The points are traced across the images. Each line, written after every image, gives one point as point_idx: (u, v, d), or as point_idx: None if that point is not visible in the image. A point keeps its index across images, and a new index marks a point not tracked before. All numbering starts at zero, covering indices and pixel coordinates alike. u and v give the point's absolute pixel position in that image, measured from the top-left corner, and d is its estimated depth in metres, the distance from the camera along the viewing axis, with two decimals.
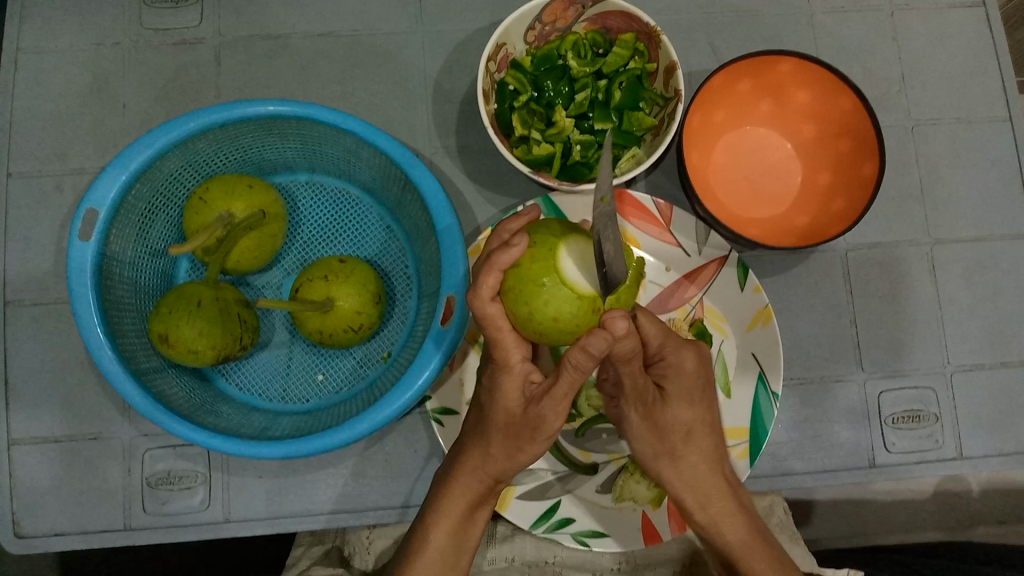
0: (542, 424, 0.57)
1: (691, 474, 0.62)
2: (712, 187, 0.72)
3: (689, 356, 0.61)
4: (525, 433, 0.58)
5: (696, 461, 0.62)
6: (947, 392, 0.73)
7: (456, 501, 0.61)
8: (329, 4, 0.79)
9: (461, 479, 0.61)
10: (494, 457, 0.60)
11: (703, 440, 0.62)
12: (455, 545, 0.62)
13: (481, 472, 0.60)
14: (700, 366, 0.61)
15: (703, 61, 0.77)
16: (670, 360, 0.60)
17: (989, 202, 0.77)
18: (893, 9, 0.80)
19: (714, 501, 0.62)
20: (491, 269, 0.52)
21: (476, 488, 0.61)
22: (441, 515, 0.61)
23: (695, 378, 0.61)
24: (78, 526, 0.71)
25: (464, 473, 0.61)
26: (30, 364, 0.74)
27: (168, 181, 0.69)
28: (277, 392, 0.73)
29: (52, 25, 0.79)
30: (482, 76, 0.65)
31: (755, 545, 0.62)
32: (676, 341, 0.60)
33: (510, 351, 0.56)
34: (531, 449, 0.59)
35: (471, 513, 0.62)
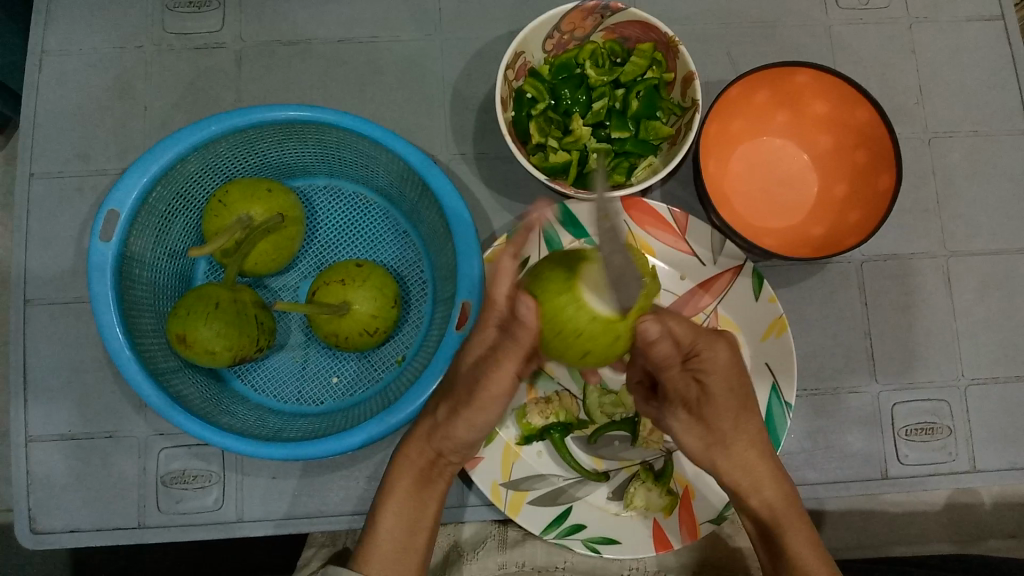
0: (478, 389, 0.61)
1: (740, 457, 0.62)
2: (727, 197, 0.72)
3: (723, 351, 0.60)
4: (464, 397, 0.62)
5: (745, 445, 0.62)
6: (961, 405, 0.73)
7: (403, 474, 0.64)
8: (349, 11, 0.80)
9: (410, 450, 0.64)
10: (438, 422, 0.63)
11: (750, 425, 0.62)
12: (407, 527, 0.63)
13: (425, 441, 0.64)
14: (735, 358, 0.60)
15: (720, 71, 0.78)
16: (705, 355, 0.59)
17: (1006, 215, 0.77)
18: (910, 21, 0.80)
19: (767, 484, 0.62)
20: (522, 237, 0.62)
21: (421, 459, 0.64)
22: (390, 491, 0.64)
23: (730, 370, 0.60)
24: (94, 523, 0.72)
25: (411, 443, 0.65)
26: (48, 361, 0.75)
27: (188, 183, 0.70)
28: (292, 393, 0.74)
29: (77, 30, 0.80)
30: (500, 84, 0.66)
31: (797, 518, 0.61)
32: (710, 335, 0.60)
33: (492, 317, 0.61)
34: (469, 413, 0.62)
35: (423, 490, 0.64)
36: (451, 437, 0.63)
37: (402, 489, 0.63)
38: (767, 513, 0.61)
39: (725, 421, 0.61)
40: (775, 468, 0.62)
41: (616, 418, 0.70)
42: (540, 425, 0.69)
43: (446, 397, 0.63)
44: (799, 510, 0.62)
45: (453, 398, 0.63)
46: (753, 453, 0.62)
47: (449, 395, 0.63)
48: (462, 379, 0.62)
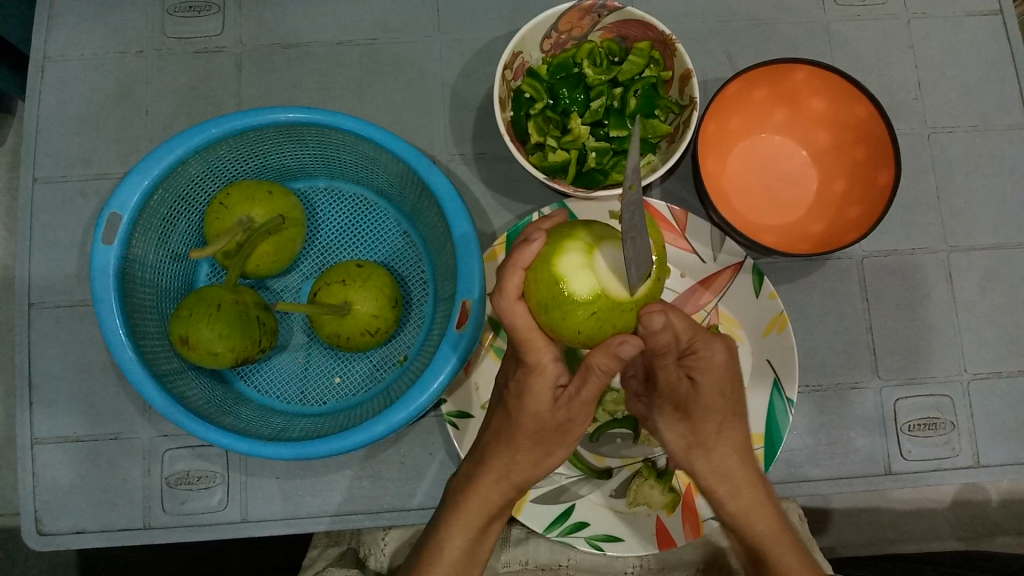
0: (569, 427, 0.63)
1: (724, 462, 0.63)
2: (727, 194, 0.72)
3: (719, 349, 0.60)
4: (555, 437, 0.63)
5: (728, 450, 0.63)
6: (964, 400, 0.73)
7: (473, 512, 0.63)
8: (348, 14, 0.80)
9: (482, 492, 0.63)
10: (521, 464, 0.63)
11: (735, 429, 0.63)
12: (467, 558, 0.64)
13: (505, 483, 0.63)
14: (730, 359, 0.61)
15: (719, 69, 0.78)
16: (702, 354, 0.59)
17: (1006, 210, 0.76)
18: (908, 17, 0.80)
19: (744, 491, 0.63)
20: (514, 268, 0.53)
21: (497, 498, 0.64)
22: (456, 528, 0.63)
23: (725, 370, 0.60)
24: (99, 525, 0.72)
25: (482, 485, 0.63)
26: (53, 364, 0.75)
27: (190, 186, 0.71)
28: (295, 394, 0.74)
29: (81, 35, 0.81)
30: (499, 84, 0.66)
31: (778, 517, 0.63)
32: (706, 333, 0.60)
33: (540, 352, 0.58)
34: (558, 453, 0.64)
35: (486, 526, 0.64)
36: (528, 478, 0.64)
37: (467, 527, 0.63)
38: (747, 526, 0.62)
39: (711, 425, 0.63)
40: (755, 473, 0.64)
41: (618, 416, 0.70)
42: None
43: (521, 445, 0.62)
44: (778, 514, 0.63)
45: (534, 438, 0.62)
46: (734, 458, 0.63)
47: (530, 441, 0.62)
48: (540, 423, 0.61)
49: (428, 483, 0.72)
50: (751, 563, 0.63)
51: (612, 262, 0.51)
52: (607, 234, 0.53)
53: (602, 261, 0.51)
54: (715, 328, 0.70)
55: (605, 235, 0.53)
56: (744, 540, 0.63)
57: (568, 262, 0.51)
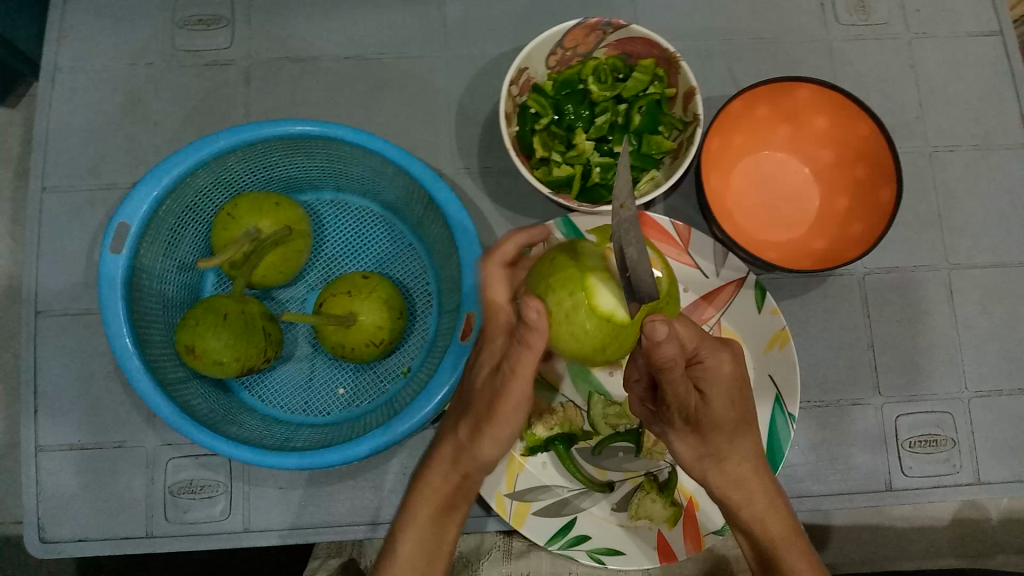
0: (498, 401, 0.60)
1: (735, 472, 0.62)
2: (729, 210, 0.73)
3: (727, 359, 0.59)
4: (484, 411, 0.61)
5: (740, 460, 0.62)
6: (965, 418, 0.73)
7: (426, 502, 0.64)
8: (356, 28, 0.81)
9: (431, 478, 0.64)
10: (461, 441, 0.64)
11: (746, 439, 0.62)
12: (425, 552, 0.63)
13: (451, 466, 0.64)
14: (738, 368, 0.59)
15: (722, 87, 0.79)
16: (709, 364, 0.58)
17: (1006, 228, 0.77)
18: (909, 37, 0.81)
19: (757, 497, 0.62)
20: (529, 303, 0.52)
21: (449, 485, 0.64)
22: (410, 520, 0.64)
23: (732, 379, 0.59)
24: (102, 533, 0.73)
25: (432, 470, 0.65)
26: (58, 372, 0.76)
27: (197, 197, 0.71)
28: (299, 404, 0.74)
29: (92, 47, 0.82)
30: (504, 101, 0.68)
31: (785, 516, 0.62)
32: (713, 342, 0.58)
33: (497, 316, 0.62)
34: (493, 430, 0.61)
35: (443, 518, 0.64)
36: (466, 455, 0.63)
37: (421, 514, 0.64)
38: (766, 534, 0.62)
39: (722, 437, 0.61)
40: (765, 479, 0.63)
41: (620, 429, 0.70)
42: (544, 436, 0.69)
43: (464, 415, 0.64)
44: (790, 517, 0.63)
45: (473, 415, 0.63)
46: (744, 470, 0.62)
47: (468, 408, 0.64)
48: (472, 389, 0.64)
49: None
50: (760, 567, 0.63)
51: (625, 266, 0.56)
52: (600, 256, 0.55)
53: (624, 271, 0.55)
54: None
55: (606, 260, 0.54)
56: (756, 544, 0.63)
57: (615, 299, 0.52)
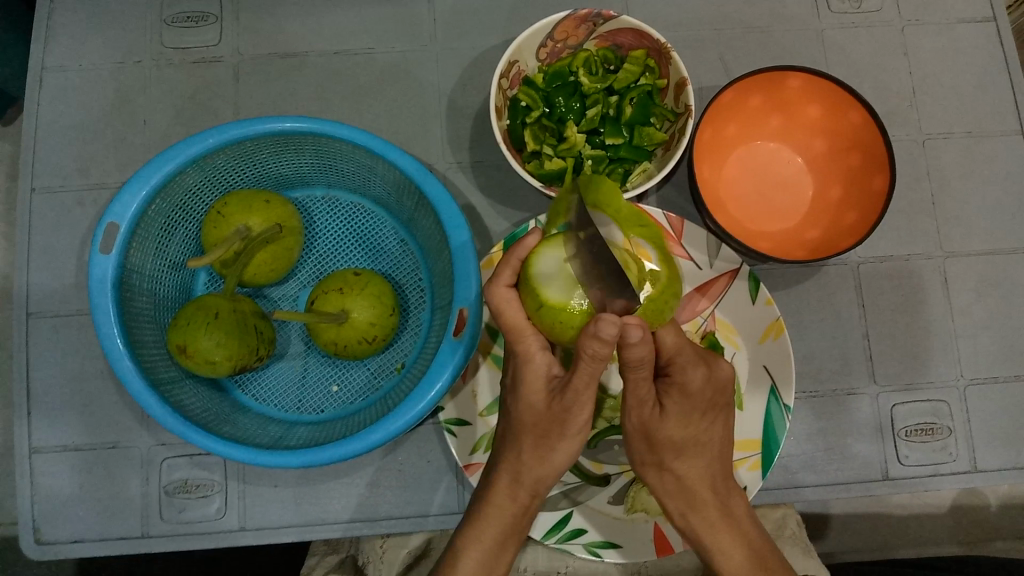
0: (568, 418, 0.59)
1: (678, 485, 0.63)
2: (723, 201, 0.72)
3: (698, 374, 0.60)
4: (554, 430, 0.60)
5: (686, 474, 0.62)
6: (960, 406, 0.73)
7: (490, 519, 0.62)
8: (345, 22, 0.81)
9: (497, 497, 0.62)
10: (529, 460, 0.61)
11: (697, 459, 0.62)
12: (486, 568, 0.62)
13: (516, 483, 0.62)
14: (709, 386, 0.60)
15: (714, 77, 0.78)
16: (676, 376, 0.60)
17: (1000, 215, 0.77)
18: (902, 24, 0.80)
19: (698, 510, 0.62)
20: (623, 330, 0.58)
21: (514, 502, 0.62)
22: (472, 541, 0.62)
23: (699, 398, 0.60)
24: (98, 533, 0.72)
25: (499, 489, 0.62)
26: (51, 374, 0.75)
27: (187, 196, 0.71)
28: (293, 403, 0.74)
29: (77, 44, 0.81)
30: (495, 92, 0.67)
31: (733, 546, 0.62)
32: (687, 357, 0.60)
33: (531, 340, 0.58)
34: (563, 445, 0.61)
35: (505, 540, 0.62)
36: (540, 477, 0.62)
37: (484, 539, 0.62)
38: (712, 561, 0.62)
39: (671, 449, 0.62)
40: (715, 496, 0.63)
41: (614, 421, 0.70)
42: None
43: (523, 442, 0.61)
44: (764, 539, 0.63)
45: (535, 432, 0.60)
46: (696, 482, 0.63)
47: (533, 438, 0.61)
48: (536, 414, 0.60)
49: (426, 490, 0.72)
50: None
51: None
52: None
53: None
54: (711, 334, 0.71)
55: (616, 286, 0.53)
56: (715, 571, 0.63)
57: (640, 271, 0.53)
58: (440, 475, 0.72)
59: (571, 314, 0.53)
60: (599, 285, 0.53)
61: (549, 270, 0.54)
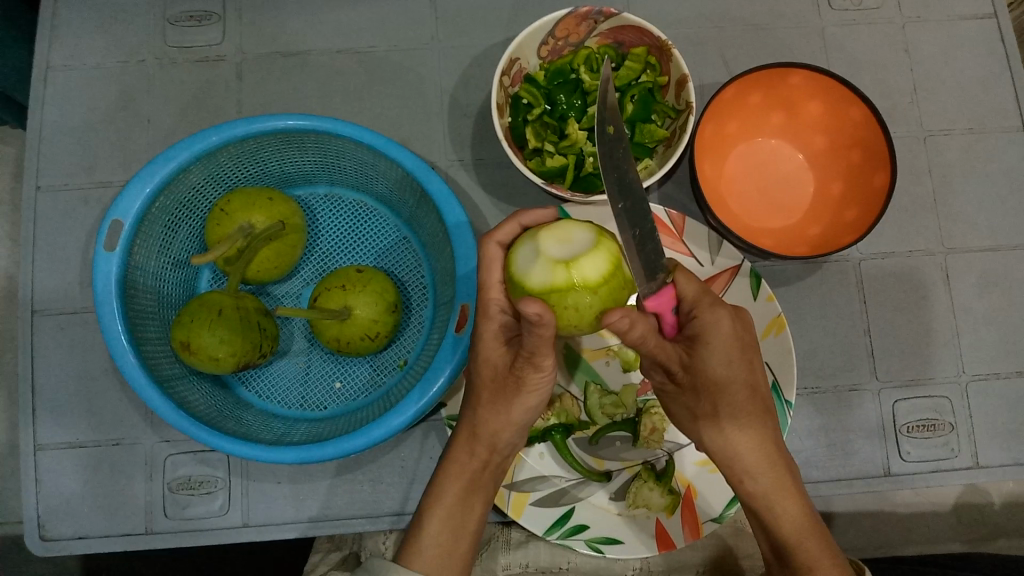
0: (523, 377, 0.60)
1: (736, 443, 0.61)
2: (724, 197, 0.73)
3: (724, 317, 0.58)
4: (511, 389, 0.61)
5: (742, 427, 0.61)
6: (962, 402, 0.73)
7: (453, 479, 0.63)
8: (347, 21, 0.81)
9: (457, 456, 0.64)
10: (487, 418, 0.62)
11: (746, 402, 0.61)
12: (452, 529, 0.62)
13: (476, 441, 0.63)
14: (737, 328, 0.59)
15: (715, 74, 0.79)
16: (704, 320, 0.58)
17: (1002, 211, 0.77)
18: (904, 21, 0.80)
19: (763, 473, 0.61)
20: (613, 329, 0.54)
21: (476, 460, 0.63)
22: (436, 499, 0.63)
23: (730, 338, 0.59)
24: (103, 530, 0.73)
25: (458, 448, 0.64)
26: (56, 372, 0.76)
27: (190, 194, 0.71)
28: (296, 399, 0.74)
29: (82, 45, 0.82)
30: (496, 90, 0.67)
31: (788, 495, 0.61)
32: (711, 300, 0.59)
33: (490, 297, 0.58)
34: (520, 401, 0.61)
35: (468, 499, 0.63)
36: (501, 432, 0.62)
37: (448, 493, 0.63)
38: (773, 511, 0.61)
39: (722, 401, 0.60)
40: (777, 454, 0.61)
41: (617, 419, 0.70)
42: (541, 427, 0.69)
43: (482, 396, 0.62)
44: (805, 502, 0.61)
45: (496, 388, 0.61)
46: (746, 447, 0.61)
47: (491, 392, 0.61)
48: (495, 369, 0.60)
49: None
50: (776, 558, 0.61)
51: (567, 252, 0.53)
52: (599, 262, 0.53)
53: (577, 241, 0.54)
54: None
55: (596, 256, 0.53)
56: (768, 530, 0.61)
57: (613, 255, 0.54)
58: None
59: (559, 288, 0.52)
60: (578, 256, 0.53)
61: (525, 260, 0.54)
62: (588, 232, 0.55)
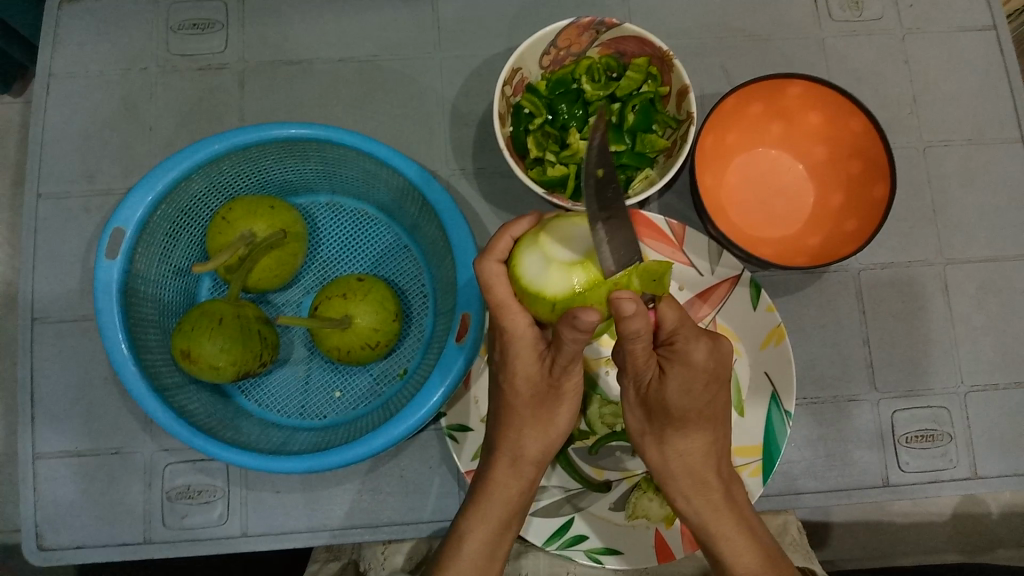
0: (559, 385, 0.61)
1: (681, 461, 0.61)
2: (724, 208, 0.73)
3: (700, 349, 0.57)
4: (552, 399, 0.62)
5: (687, 449, 0.61)
6: (961, 412, 0.73)
7: (494, 501, 0.62)
8: (349, 30, 0.81)
9: (499, 479, 0.62)
10: (532, 435, 0.62)
11: (701, 425, 0.61)
12: (489, 551, 0.62)
13: (518, 459, 0.63)
14: (711, 359, 0.58)
15: (715, 85, 0.79)
16: (677, 347, 0.57)
17: (1001, 222, 0.77)
18: (903, 32, 0.81)
19: (699, 493, 0.61)
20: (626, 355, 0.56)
21: (520, 481, 0.63)
22: (478, 520, 0.62)
23: (701, 370, 0.58)
24: (102, 539, 0.73)
25: (498, 469, 0.63)
26: (54, 380, 0.76)
27: (193, 202, 0.71)
28: (296, 408, 0.74)
29: (84, 52, 0.82)
30: (497, 101, 0.67)
31: (722, 515, 0.61)
32: (688, 331, 0.57)
33: (516, 317, 0.57)
34: (561, 411, 0.63)
35: (509, 520, 0.63)
36: (543, 447, 0.63)
37: (484, 515, 0.62)
38: (707, 530, 0.61)
39: (669, 421, 0.60)
40: (720, 478, 0.62)
41: (616, 428, 0.70)
42: None
43: (523, 413, 0.62)
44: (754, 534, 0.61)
45: (534, 402, 0.62)
46: (698, 463, 0.61)
47: (531, 408, 0.62)
48: (532, 382, 0.61)
49: (425, 498, 0.72)
50: None
51: (575, 252, 0.52)
52: None
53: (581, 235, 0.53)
54: None
55: None
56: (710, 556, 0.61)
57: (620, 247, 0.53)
58: (441, 482, 0.73)
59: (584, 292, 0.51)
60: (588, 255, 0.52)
61: (536, 271, 0.53)
62: (586, 226, 0.53)
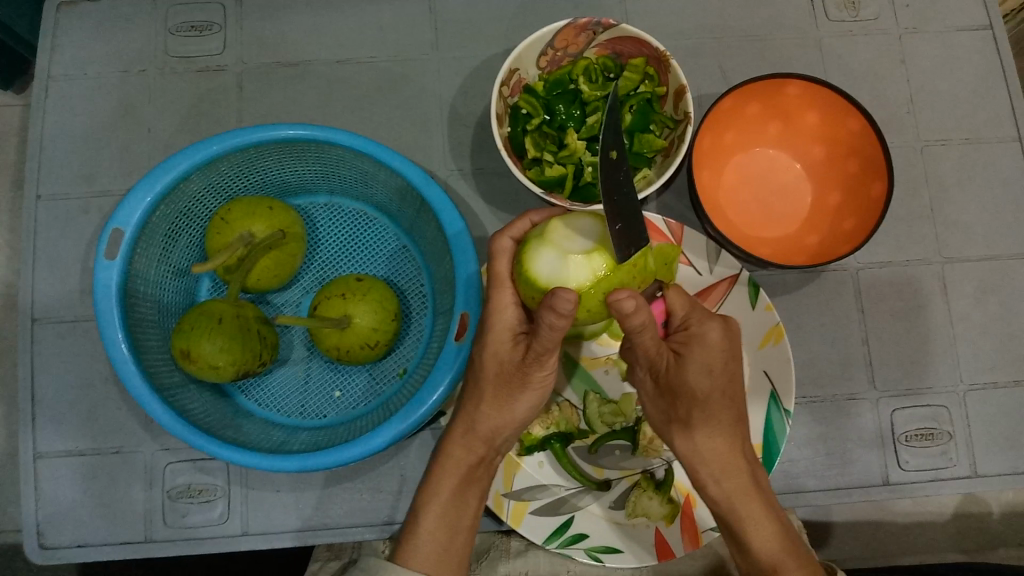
0: (528, 374, 0.61)
1: (708, 448, 0.61)
2: (723, 207, 0.73)
3: (714, 329, 0.59)
4: (517, 381, 0.62)
5: (712, 435, 0.61)
6: (960, 411, 0.73)
7: (449, 473, 0.65)
8: (348, 31, 0.82)
9: (452, 450, 0.65)
10: (487, 414, 0.64)
11: (721, 411, 0.60)
12: (448, 525, 0.64)
13: (472, 437, 0.64)
14: (726, 339, 0.60)
15: (713, 85, 0.79)
16: (693, 330, 0.59)
17: (999, 222, 0.77)
18: (900, 32, 0.81)
19: (730, 476, 0.61)
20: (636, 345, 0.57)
21: (472, 456, 0.65)
22: (433, 493, 0.64)
23: (718, 351, 0.59)
24: (103, 539, 0.73)
25: (454, 442, 0.65)
26: (55, 380, 0.76)
27: (192, 203, 0.72)
28: (296, 407, 0.74)
29: (84, 53, 0.82)
30: (495, 100, 0.67)
31: (752, 498, 0.60)
32: (700, 314, 0.60)
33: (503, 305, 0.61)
34: (523, 398, 0.63)
35: (464, 494, 0.65)
36: (498, 427, 0.64)
37: (446, 489, 0.65)
38: (735, 515, 0.60)
39: (693, 406, 0.60)
40: (744, 462, 0.61)
41: (616, 427, 0.70)
42: (541, 435, 0.69)
43: (485, 392, 0.64)
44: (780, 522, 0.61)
45: (499, 386, 0.63)
46: (722, 451, 0.61)
47: (493, 391, 0.63)
48: (501, 364, 0.62)
49: None
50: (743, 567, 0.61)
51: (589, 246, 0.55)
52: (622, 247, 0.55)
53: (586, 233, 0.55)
54: None
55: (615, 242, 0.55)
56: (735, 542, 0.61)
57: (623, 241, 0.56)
58: None
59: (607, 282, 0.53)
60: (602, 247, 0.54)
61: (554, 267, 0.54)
62: (590, 223, 0.56)
